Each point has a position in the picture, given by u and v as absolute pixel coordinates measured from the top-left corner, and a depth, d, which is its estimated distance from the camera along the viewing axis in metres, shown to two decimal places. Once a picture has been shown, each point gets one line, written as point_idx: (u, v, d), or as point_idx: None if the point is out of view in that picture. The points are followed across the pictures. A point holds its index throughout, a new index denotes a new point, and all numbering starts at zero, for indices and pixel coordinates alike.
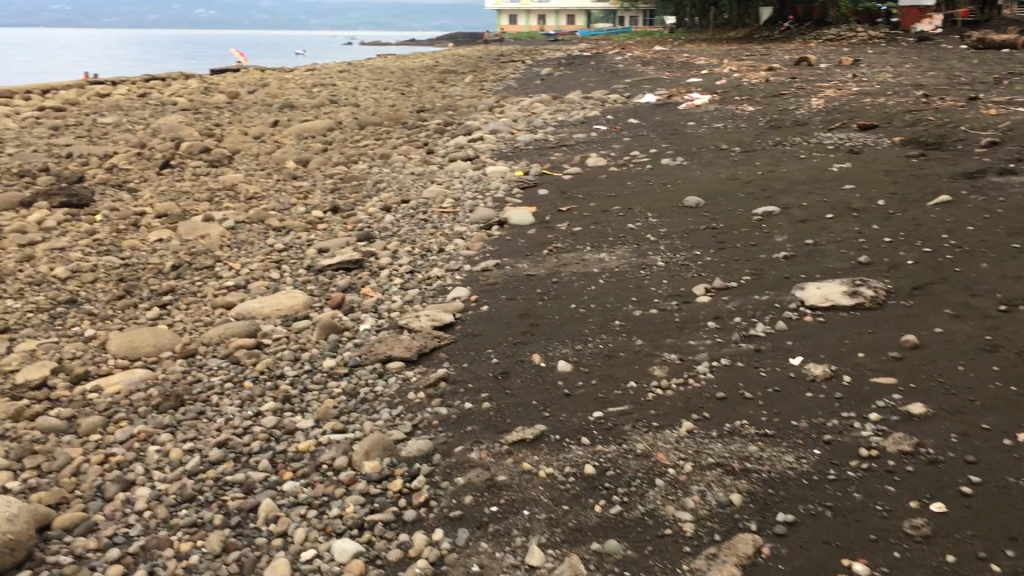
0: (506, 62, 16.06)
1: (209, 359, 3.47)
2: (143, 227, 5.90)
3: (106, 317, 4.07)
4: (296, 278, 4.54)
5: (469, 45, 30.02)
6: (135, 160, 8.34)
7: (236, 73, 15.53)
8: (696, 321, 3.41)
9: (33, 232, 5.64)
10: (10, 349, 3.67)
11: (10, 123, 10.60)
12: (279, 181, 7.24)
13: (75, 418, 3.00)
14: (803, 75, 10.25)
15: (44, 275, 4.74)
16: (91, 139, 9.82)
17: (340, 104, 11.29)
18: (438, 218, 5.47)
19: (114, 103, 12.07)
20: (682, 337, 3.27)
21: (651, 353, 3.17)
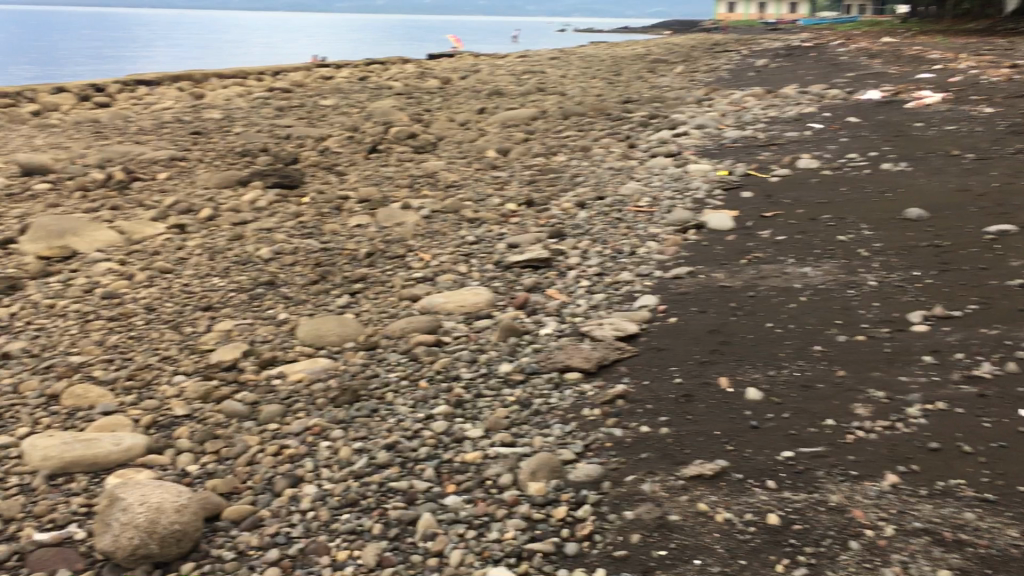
0: (720, 52, 15.53)
1: (389, 353, 3.47)
2: (345, 211, 6.08)
3: (299, 302, 4.18)
4: (483, 273, 4.49)
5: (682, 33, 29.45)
6: (346, 143, 8.66)
7: (450, 58, 15.88)
8: (909, 354, 3.06)
9: (246, 212, 5.93)
10: (210, 328, 3.83)
11: (241, 104, 11.31)
12: (479, 170, 7.27)
13: (257, 404, 3.06)
14: None
15: (250, 254, 4.95)
16: (310, 120, 10.31)
17: (546, 92, 11.26)
18: (633, 218, 5.29)
19: (334, 86, 12.63)
20: (892, 371, 2.94)
21: (854, 387, 2.86)
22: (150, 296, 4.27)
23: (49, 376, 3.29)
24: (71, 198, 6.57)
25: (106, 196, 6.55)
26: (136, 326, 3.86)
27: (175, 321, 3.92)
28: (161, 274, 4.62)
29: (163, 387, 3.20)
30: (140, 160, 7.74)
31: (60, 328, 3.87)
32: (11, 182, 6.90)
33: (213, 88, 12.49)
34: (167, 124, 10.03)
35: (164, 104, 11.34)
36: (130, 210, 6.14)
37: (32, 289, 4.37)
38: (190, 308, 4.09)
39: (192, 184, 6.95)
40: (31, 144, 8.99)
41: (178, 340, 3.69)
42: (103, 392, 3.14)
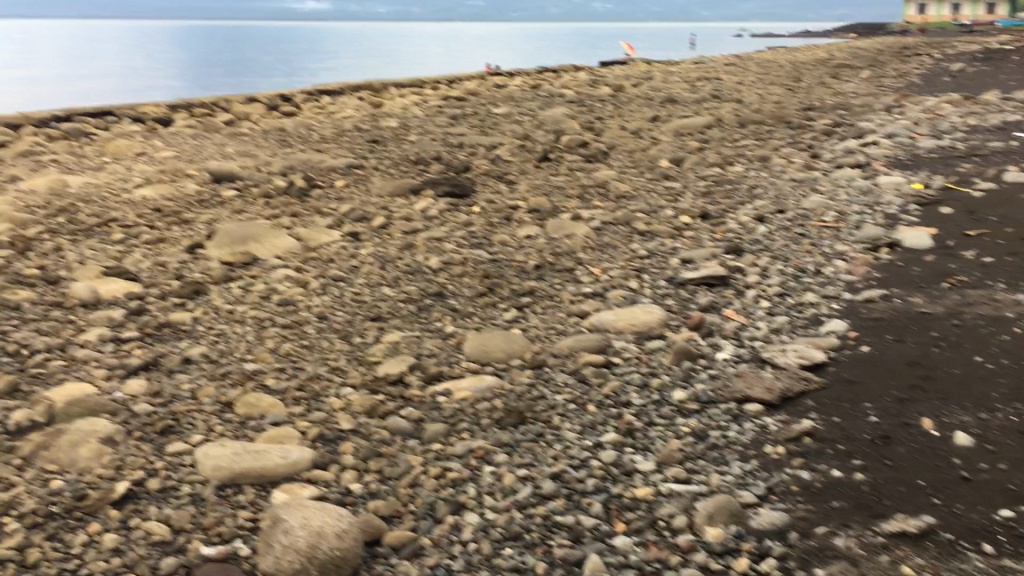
0: (911, 55, 14.61)
1: (556, 373, 3.34)
2: (514, 221, 6.02)
3: (467, 314, 4.13)
4: (655, 290, 4.31)
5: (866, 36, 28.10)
6: (517, 151, 8.65)
7: (623, 65, 15.72)
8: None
9: (417, 221, 5.97)
10: (378, 339, 3.82)
11: (416, 113, 11.55)
12: (651, 181, 7.07)
13: (422, 422, 2.99)
14: None
15: (420, 264, 4.96)
16: (483, 128, 10.39)
17: (722, 100, 10.89)
18: (818, 233, 4.95)
19: (507, 94, 12.72)
20: None
21: None
22: (323, 304, 4.32)
23: (224, 383, 3.34)
24: (255, 204, 6.84)
25: (287, 203, 6.78)
26: (308, 334, 3.90)
27: (345, 331, 3.94)
28: (334, 282, 4.69)
29: (330, 399, 3.20)
30: (320, 169, 7.99)
31: (237, 333, 3.97)
32: (202, 189, 7.26)
33: (390, 98, 12.84)
34: (346, 132, 10.35)
35: (345, 114, 11.74)
36: (308, 217, 6.32)
37: (214, 293, 4.53)
38: (360, 317, 4.11)
39: (367, 192, 7.10)
40: (222, 152, 9.48)
41: (347, 350, 3.70)
42: (273, 401, 3.17)
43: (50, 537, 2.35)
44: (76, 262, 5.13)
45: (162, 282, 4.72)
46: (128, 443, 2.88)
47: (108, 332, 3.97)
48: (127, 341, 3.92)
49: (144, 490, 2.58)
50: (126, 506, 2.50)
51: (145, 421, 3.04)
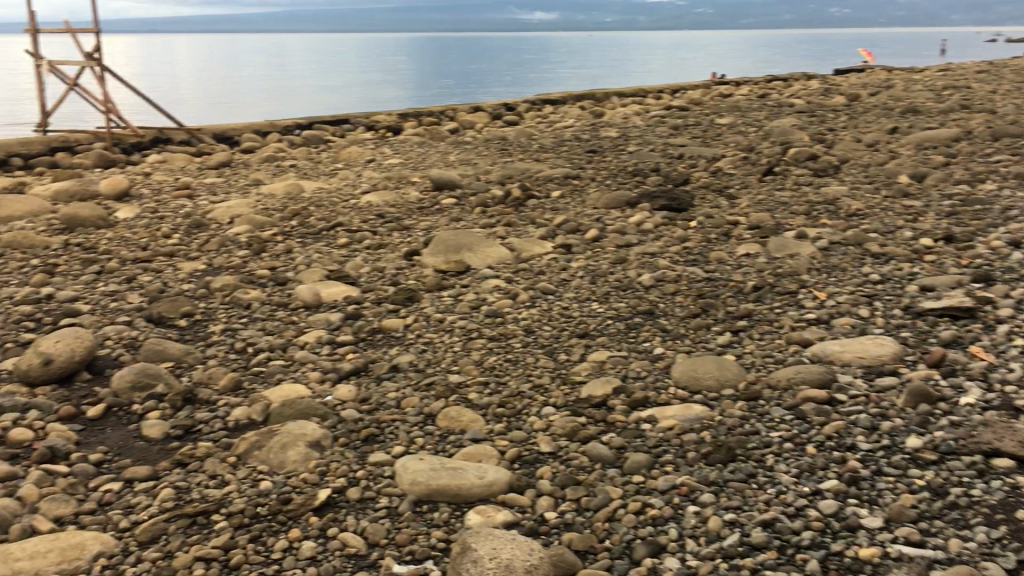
0: None
1: (772, 408, 3.11)
2: (733, 238, 5.76)
3: (678, 336, 3.95)
4: (888, 321, 3.94)
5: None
6: (740, 164, 8.36)
7: (860, 74, 14.89)
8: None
9: (631, 235, 5.86)
10: (583, 357, 3.73)
11: (637, 124, 11.45)
12: (887, 199, 6.57)
13: (623, 450, 2.85)
14: None
15: (631, 281, 4.83)
16: (705, 140, 10.15)
17: (972, 110, 10.02)
18: None
19: (732, 105, 12.36)
20: None
21: None
22: (531, 318, 4.28)
23: (428, 394, 3.35)
24: (473, 211, 6.97)
25: (504, 212, 6.85)
26: (514, 348, 3.86)
27: (551, 346, 3.87)
28: (543, 295, 4.64)
29: (531, 419, 3.12)
30: (538, 179, 8.05)
31: (446, 342, 4.00)
32: (424, 197, 7.50)
33: (612, 109, 12.82)
34: (566, 143, 10.41)
35: (566, 125, 11.83)
36: (523, 227, 6.34)
37: (426, 301, 4.60)
38: (567, 333, 4.03)
39: (583, 204, 7.06)
40: (446, 161, 9.79)
41: (552, 367, 3.62)
42: (475, 416, 3.13)
43: (253, 539, 2.40)
44: (303, 265, 5.40)
45: (379, 288, 4.86)
46: (333, 449, 2.92)
47: (326, 336, 4.12)
48: (342, 345, 4.04)
49: (344, 499, 2.60)
50: (325, 514, 2.52)
51: (351, 428, 3.08)
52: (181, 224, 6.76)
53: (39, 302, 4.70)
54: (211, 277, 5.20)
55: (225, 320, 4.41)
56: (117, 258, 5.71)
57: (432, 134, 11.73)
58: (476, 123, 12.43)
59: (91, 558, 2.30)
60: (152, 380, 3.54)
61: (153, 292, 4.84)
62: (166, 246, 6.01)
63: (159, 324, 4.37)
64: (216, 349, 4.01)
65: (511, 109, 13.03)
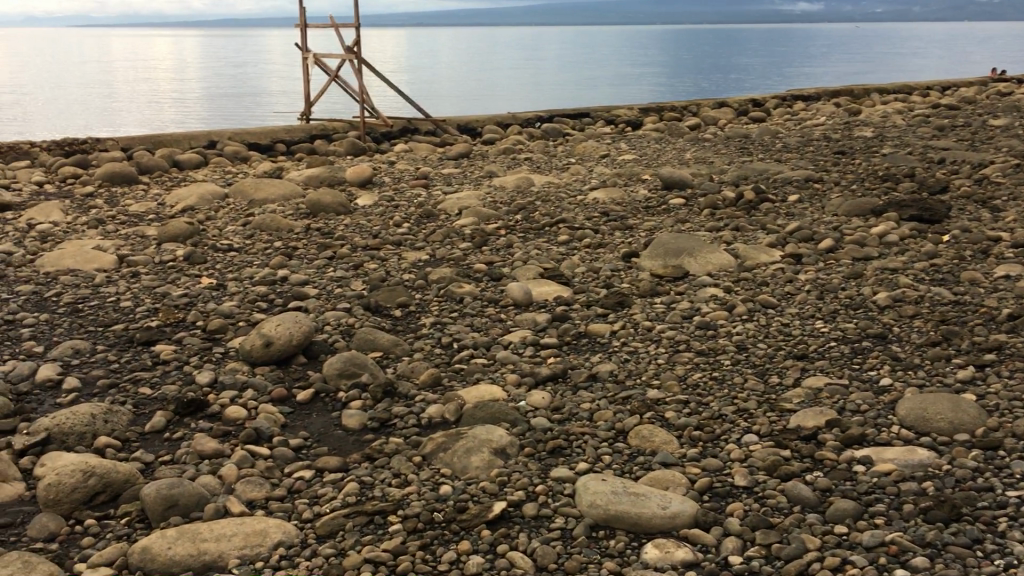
0: None
1: (1014, 461, 2.70)
2: (992, 255, 5.15)
3: (909, 366, 3.55)
4: None
5: None
6: (1011, 172, 7.53)
7: None
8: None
9: (871, 247, 5.39)
10: (797, 382, 3.44)
11: (896, 124, 10.62)
12: None
13: (828, 494, 2.58)
14: None
15: (864, 299, 4.43)
16: (974, 144, 9.26)
17: None
18: None
19: (1010, 104, 11.20)
20: None
21: None
22: (746, 333, 4.02)
23: (623, 409, 3.21)
24: (702, 213, 6.72)
25: (734, 214, 6.54)
26: (723, 366, 3.63)
27: (763, 367, 3.60)
28: (763, 309, 4.35)
29: (730, 447, 2.90)
30: (776, 181, 7.63)
31: (651, 354, 3.83)
32: (653, 196, 7.31)
33: (869, 108, 11.98)
34: (813, 143, 9.83)
35: (815, 123, 11.19)
36: (752, 232, 6.01)
37: (637, 307, 4.45)
38: (783, 354, 3.74)
39: (822, 210, 6.60)
40: (682, 158, 9.52)
41: (760, 391, 3.37)
42: (668, 438, 2.95)
43: (424, 546, 2.36)
44: (521, 261, 5.40)
45: (591, 290, 4.76)
46: (517, 459, 2.85)
47: (530, 336, 4.08)
48: (545, 348, 3.98)
49: (519, 514, 2.51)
50: (498, 528, 2.44)
51: (539, 437, 3.00)
52: (413, 213, 6.99)
53: (273, 283, 4.99)
54: (431, 268, 5.32)
55: (436, 313, 4.48)
56: (350, 244, 5.97)
57: (671, 129, 11.48)
58: (718, 119, 12.03)
59: (271, 546, 2.34)
60: (358, 370, 3.60)
61: (374, 280, 5.00)
62: (396, 234, 6.22)
63: (375, 313, 4.51)
64: (423, 342, 4.07)
65: (758, 105, 12.51)
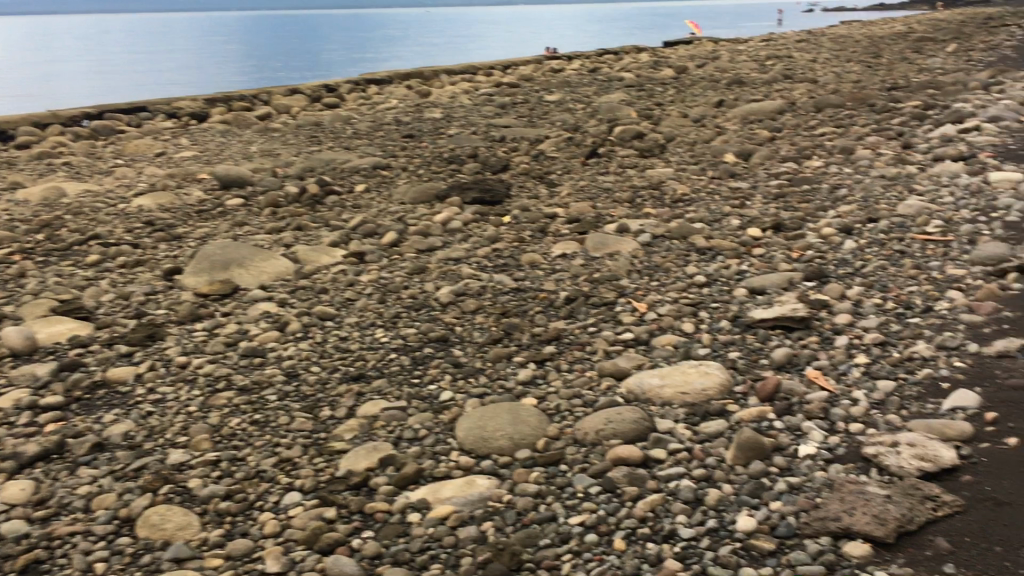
0: (996, 29, 14.09)
1: (573, 476, 2.47)
2: (549, 234, 5.16)
3: (471, 373, 3.25)
4: (714, 337, 3.38)
5: (939, 17, 27.27)
6: (564, 146, 7.89)
7: (688, 45, 14.87)
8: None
9: (435, 236, 5.15)
10: (352, 412, 2.99)
11: (461, 104, 10.78)
12: (714, 181, 6.31)
13: (377, 563, 2.15)
14: None
15: (427, 297, 4.12)
16: (531, 119, 9.67)
17: (790, 91, 10.33)
18: (923, 250, 4.15)
19: (563, 80, 11.97)
20: None
21: None
22: (298, 356, 3.50)
23: (134, 486, 2.54)
24: (261, 212, 6.10)
25: (296, 212, 6.01)
26: (267, 403, 3.08)
27: (313, 399, 3.10)
28: (320, 323, 3.85)
29: (264, 518, 2.37)
30: (342, 171, 7.21)
31: (181, 398, 3.16)
32: (208, 197, 6.52)
33: (436, 89, 12.11)
34: (384, 127, 9.59)
35: (387, 106, 11.00)
36: (316, 231, 5.51)
37: (172, 340, 3.73)
38: (337, 377, 3.28)
39: (390, 198, 6.29)
40: (248, 152, 8.76)
41: (307, 430, 2.87)
42: (186, 521, 2.35)
43: None
44: (30, 296, 4.39)
45: (118, 323, 3.95)
46: None
47: (25, 398, 3.20)
48: (45, 411, 3.14)
49: None
50: None
51: (6, 554, 2.23)
52: None
53: None
54: None
55: None
56: None
57: (238, 120, 10.65)
58: (289, 106, 11.42)
59: None
60: None
61: None
62: None
63: None
64: None
65: (330, 89, 12.07)
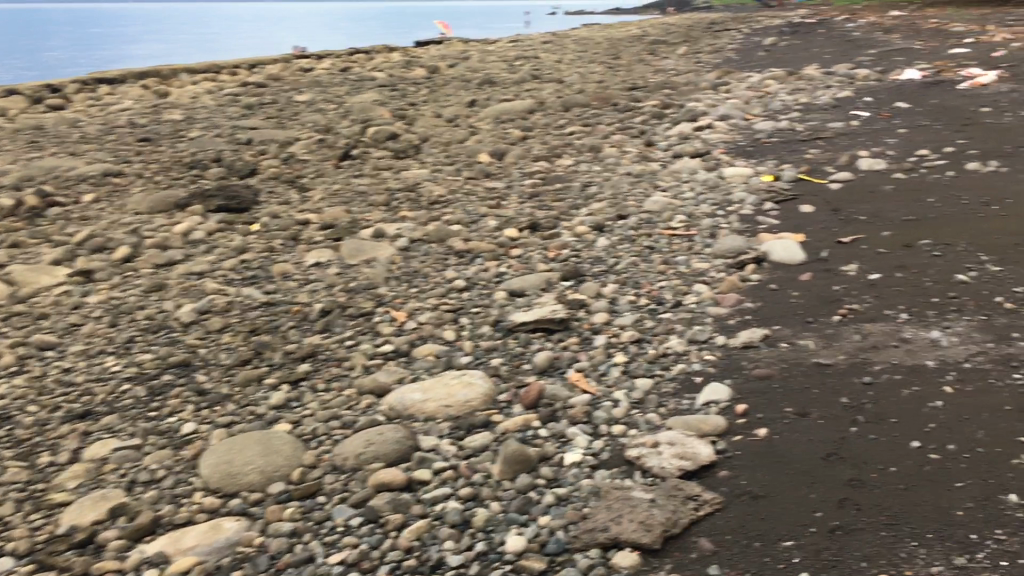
0: (719, 32, 15.24)
1: (333, 509, 2.29)
2: (301, 242, 4.90)
3: (217, 401, 2.97)
4: (476, 344, 3.30)
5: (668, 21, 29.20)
6: (315, 148, 7.60)
7: (439, 45, 14.92)
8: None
9: (175, 250, 4.75)
10: (77, 457, 2.64)
11: (203, 104, 10.17)
12: (470, 181, 6.29)
13: None
14: None
15: (166, 318, 3.76)
16: (280, 120, 9.27)
17: (538, 91, 10.59)
18: (669, 245, 4.29)
19: (313, 79, 11.60)
20: None
21: None
22: (10, 396, 3.06)
23: None
24: None
25: (11, 228, 5.36)
26: None
27: (29, 447, 2.71)
28: (39, 355, 3.40)
29: None
30: (67, 179, 6.54)
31: None
32: None
33: (176, 88, 11.36)
34: (116, 130, 8.84)
35: (121, 108, 10.17)
36: (35, 249, 4.92)
37: None
38: (59, 417, 2.89)
39: (123, 208, 5.75)
40: None
41: (21, 485, 2.49)
42: None
43: None
44: None
45: None
46: None
47: None
48: None
49: None
50: None
51: None
52: None
53: None
54: None
55: None
56: None
57: None
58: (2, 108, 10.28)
59: None
60: None
61: None
62: None
63: None
64: None
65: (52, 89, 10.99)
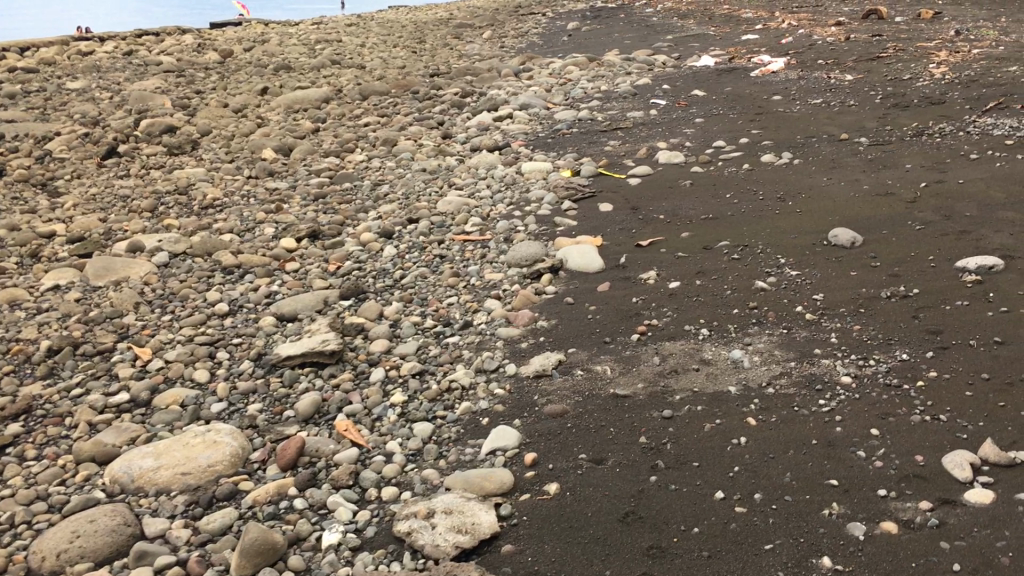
0: (525, 15, 15.14)
1: None
2: (41, 261, 4.22)
3: None
4: (232, 385, 2.82)
5: None
6: (76, 143, 6.77)
7: (234, 27, 13.98)
8: (994, 568, 1.68)
9: None
10: None
11: None
12: (251, 180, 5.73)
13: None
14: (884, 40, 9.02)
15: None
16: (42, 111, 8.28)
17: (336, 77, 10.04)
18: (462, 253, 3.94)
19: (87, 63, 10.51)
20: None
21: None
22: None
23: None
24: None
25: None
26: None
27: None
28: None
29: None
30: None
31: None
32: None
33: None
34: None
35: None
36: None
37: None
38: None
39: None
40: None
41: None
42: None
43: None
44: None
45: None
46: None
47: None
48: None
49: None
50: None
51: None
52: None
53: None
54: None
55: None
56: None
57: None
58: None
59: None
60: None
61: None
62: None
63: None
64: None
65: None
